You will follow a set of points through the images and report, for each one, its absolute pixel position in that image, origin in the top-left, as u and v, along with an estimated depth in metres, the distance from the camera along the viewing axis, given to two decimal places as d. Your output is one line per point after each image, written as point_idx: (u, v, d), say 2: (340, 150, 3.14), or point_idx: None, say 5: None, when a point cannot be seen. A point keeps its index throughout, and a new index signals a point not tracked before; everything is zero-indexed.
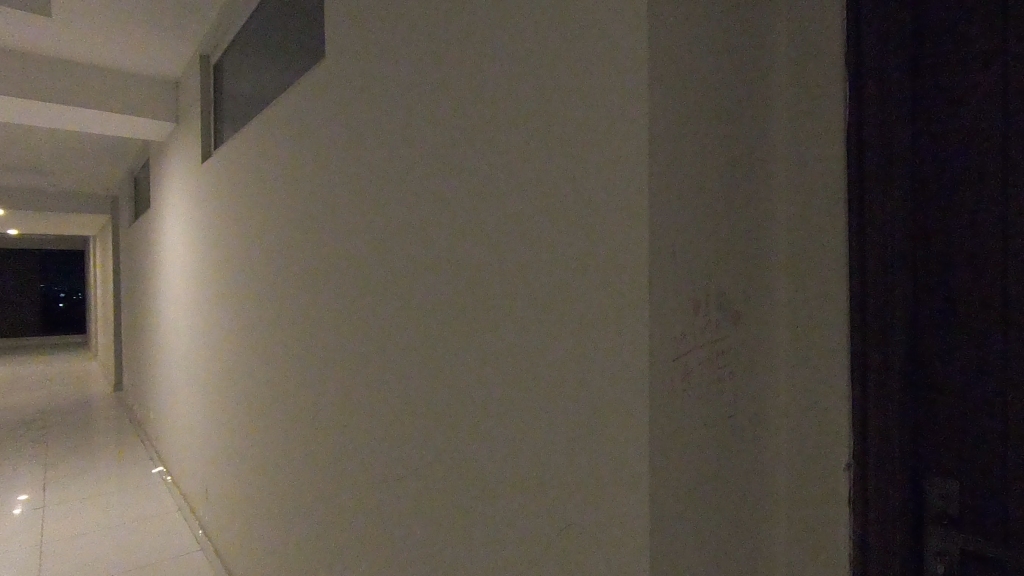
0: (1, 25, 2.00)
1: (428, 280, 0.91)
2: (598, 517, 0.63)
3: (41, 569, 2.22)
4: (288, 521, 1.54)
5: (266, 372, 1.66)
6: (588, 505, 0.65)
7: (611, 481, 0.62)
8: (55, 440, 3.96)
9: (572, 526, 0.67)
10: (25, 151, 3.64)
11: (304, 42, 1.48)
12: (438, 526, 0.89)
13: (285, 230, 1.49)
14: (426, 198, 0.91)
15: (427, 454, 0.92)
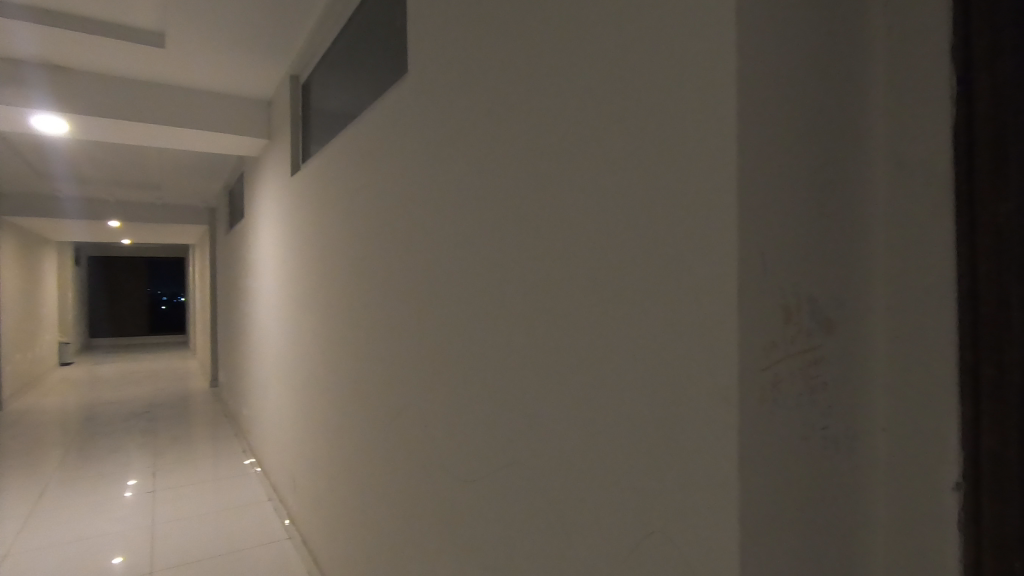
0: (119, 57, 2.27)
1: (510, 285, 0.94)
2: (682, 524, 0.63)
3: (153, 547, 2.47)
4: (371, 514, 1.63)
5: (353, 372, 1.77)
6: (671, 513, 0.65)
7: (696, 490, 0.62)
8: (163, 431, 4.37)
9: (655, 531, 0.67)
10: (141, 168, 4.06)
11: (387, 60, 1.57)
12: (518, 525, 0.92)
13: (371, 238, 1.58)
14: (507, 207, 0.94)
15: (509, 455, 0.95)
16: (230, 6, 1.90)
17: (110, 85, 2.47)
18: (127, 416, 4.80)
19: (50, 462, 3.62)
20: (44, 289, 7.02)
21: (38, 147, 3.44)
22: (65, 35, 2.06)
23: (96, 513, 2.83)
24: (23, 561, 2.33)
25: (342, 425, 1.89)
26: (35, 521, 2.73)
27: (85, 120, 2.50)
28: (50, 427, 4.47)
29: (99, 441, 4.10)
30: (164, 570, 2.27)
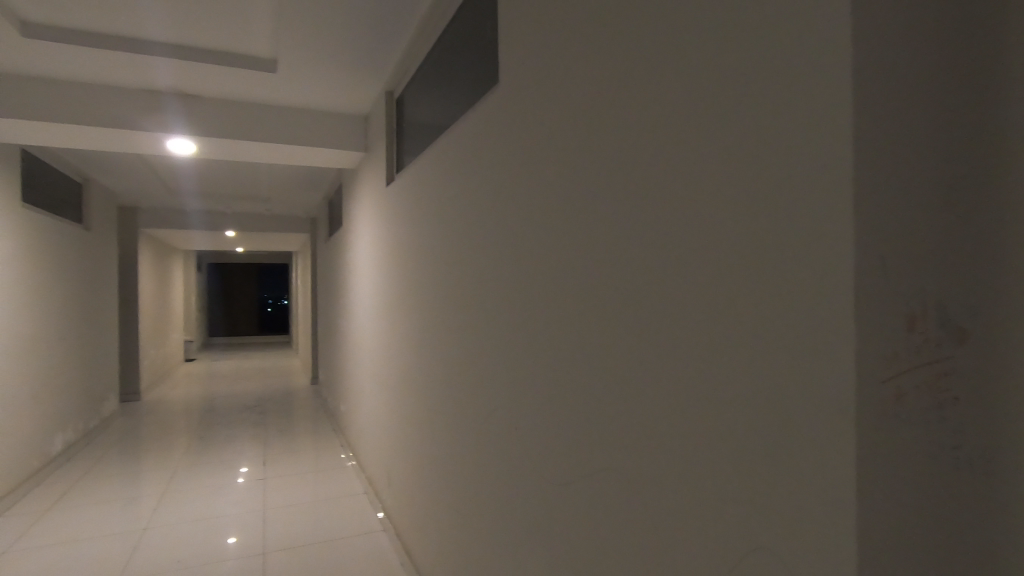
0: (238, 83, 2.50)
1: (606, 289, 0.94)
2: (788, 538, 0.61)
3: (265, 529, 2.69)
4: (465, 510, 1.69)
5: (447, 374, 1.84)
6: (777, 526, 0.62)
7: (804, 503, 0.59)
8: (271, 424, 4.75)
9: (759, 544, 0.65)
10: (253, 183, 4.45)
11: (478, 71, 1.63)
12: (612, 528, 0.92)
13: (466, 245, 1.64)
14: (604, 213, 0.95)
15: (604, 458, 0.95)
16: (335, 30, 2.05)
17: (232, 109, 2.74)
18: (242, 409, 5.27)
19: (180, 448, 4.06)
20: (174, 293, 7.88)
21: (171, 168, 3.88)
22: (195, 67, 2.32)
23: (217, 495, 3.14)
24: (159, 534, 2.64)
25: (437, 424, 1.97)
26: (169, 499, 3.08)
27: (212, 142, 2.79)
28: (179, 416, 5.01)
29: (219, 431, 4.53)
30: (274, 551, 2.47)
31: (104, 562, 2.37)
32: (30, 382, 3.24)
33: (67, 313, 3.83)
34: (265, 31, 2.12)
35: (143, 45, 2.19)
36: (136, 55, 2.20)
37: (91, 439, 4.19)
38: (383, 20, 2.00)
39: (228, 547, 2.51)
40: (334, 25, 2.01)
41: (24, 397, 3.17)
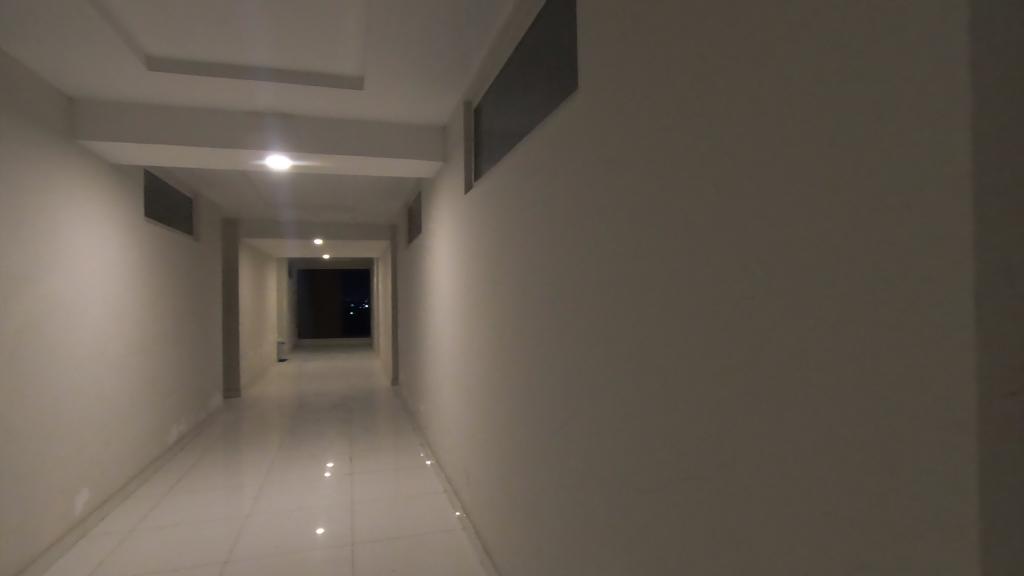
0: (327, 101, 2.67)
1: (698, 290, 0.93)
2: (895, 550, 0.58)
3: (352, 522, 2.84)
4: (547, 511, 1.71)
5: (529, 375, 1.88)
6: (881, 537, 0.60)
7: (914, 515, 0.56)
8: (356, 421, 5.01)
9: (861, 553, 0.62)
10: (340, 193, 4.71)
11: (556, 76, 1.65)
12: (702, 530, 0.91)
13: (549, 249, 1.67)
14: (696, 213, 0.93)
15: (697, 461, 0.93)
16: (419, 46, 2.15)
17: (322, 125, 2.92)
18: (330, 407, 5.59)
19: (276, 441, 4.36)
20: (269, 298, 8.50)
21: (268, 181, 4.19)
22: (291, 87, 2.50)
23: (309, 487, 3.35)
24: (259, 521, 2.86)
25: (518, 425, 2.01)
26: (267, 489, 3.33)
27: (306, 157, 2.99)
28: (274, 412, 5.39)
29: (309, 427, 4.83)
30: (361, 543, 2.60)
31: (213, 543, 2.61)
32: (150, 378, 3.60)
33: (181, 316, 4.23)
34: (354, 51, 2.26)
35: (247, 71, 2.39)
36: (242, 80, 2.41)
37: (200, 430, 4.61)
38: (465, 34, 2.07)
39: (318, 536, 2.68)
40: (418, 42, 2.11)
41: (147, 391, 3.54)
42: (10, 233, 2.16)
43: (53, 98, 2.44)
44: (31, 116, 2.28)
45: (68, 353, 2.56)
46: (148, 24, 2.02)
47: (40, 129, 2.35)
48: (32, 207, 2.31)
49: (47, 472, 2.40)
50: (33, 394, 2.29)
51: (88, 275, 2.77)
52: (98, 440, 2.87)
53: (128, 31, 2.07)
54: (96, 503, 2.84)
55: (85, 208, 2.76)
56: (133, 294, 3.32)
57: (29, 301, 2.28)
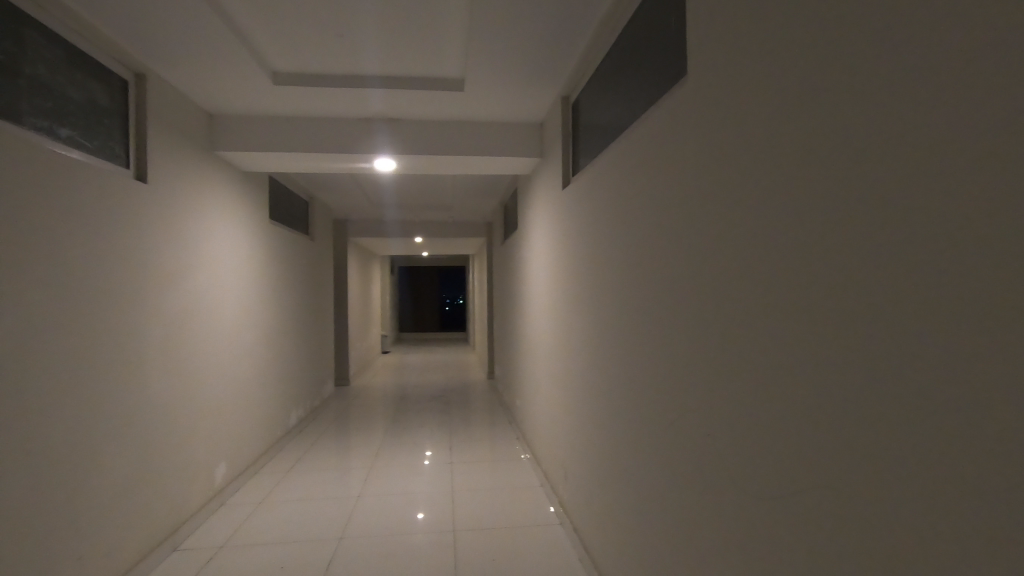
0: (428, 104, 2.78)
1: (820, 280, 0.86)
2: None
3: (452, 509, 2.96)
4: (647, 513, 1.66)
5: (626, 372, 1.85)
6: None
7: None
8: (454, 413, 5.18)
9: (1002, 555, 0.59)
10: (438, 192, 4.87)
11: (656, 67, 1.59)
12: (813, 524, 0.88)
13: (647, 244, 1.63)
14: (818, 196, 0.86)
15: (821, 466, 0.86)
16: (517, 48, 2.18)
17: (424, 128, 3.05)
18: (429, 399, 5.82)
19: (380, 429, 4.63)
20: (374, 294, 9.03)
21: (374, 183, 4.44)
22: (397, 94, 2.63)
23: (412, 474, 3.52)
24: (367, 503, 3.04)
25: (615, 423, 1.97)
26: (375, 473, 3.53)
27: (410, 159, 3.14)
28: (378, 401, 5.72)
29: (411, 416, 5.07)
30: (461, 530, 2.69)
31: (329, 520, 2.82)
32: (275, 365, 3.96)
33: (299, 310, 4.61)
34: (456, 54, 2.33)
35: (360, 79, 2.55)
36: (356, 89, 2.57)
37: (315, 415, 5.00)
38: (563, 31, 2.06)
39: (420, 521, 2.81)
40: (516, 42, 2.14)
41: (272, 378, 3.90)
42: (164, 236, 2.47)
43: (197, 116, 2.76)
44: (180, 133, 2.59)
45: (209, 341, 2.90)
46: (276, 44, 2.23)
47: (187, 143, 2.66)
48: (181, 212, 2.62)
49: (193, 446, 2.72)
50: (181, 377, 2.61)
51: (225, 272, 3.11)
52: (234, 420, 3.21)
53: (258, 50, 2.28)
54: (231, 476, 3.17)
55: (223, 212, 3.09)
56: (261, 289, 3.67)
57: (178, 296, 2.59)
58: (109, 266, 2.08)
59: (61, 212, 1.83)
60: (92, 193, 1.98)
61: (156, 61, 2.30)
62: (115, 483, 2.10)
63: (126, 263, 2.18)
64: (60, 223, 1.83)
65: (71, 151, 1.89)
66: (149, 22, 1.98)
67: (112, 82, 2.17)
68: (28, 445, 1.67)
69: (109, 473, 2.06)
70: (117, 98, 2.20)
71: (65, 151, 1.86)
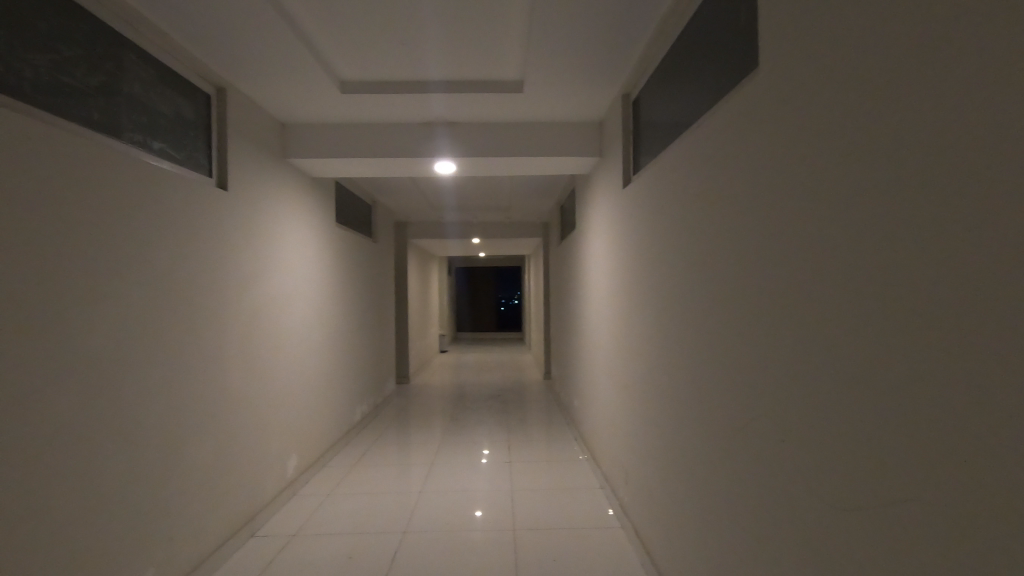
0: (488, 107, 2.81)
1: (907, 273, 0.80)
2: None
3: (512, 508, 2.98)
4: (712, 521, 1.60)
5: (689, 373, 1.80)
6: None
7: None
8: (512, 413, 5.20)
9: None
10: (496, 193, 4.90)
11: (722, 62, 1.54)
12: (892, 530, 0.85)
13: (712, 242, 1.59)
14: (908, 184, 0.80)
15: (907, 470, 0.81)
16: (576, 48, 2.18)
17: (482, 129, 3.08)
18: (486, 398, 5.88)
19: (439, 426, 4.72)
20: (433, 293, 9.20)
21: (433, 185, 4.52)
22: (458, 98, 2.68)
23: (471, 472, 3.56)
24: (428, 499, 3.11)
25: (677, 428, 1.92)
26: (435, 471, 3.61)
27: (470, 161, 3.18)
28: (437, 399, 5.84)
29: (469, 415, 5.14)
30: (520, 529, 2.70)
31: (392, 515, 2.90)
32: (341, 363, 4.12)
33: (363, 309, 4.77)
34: (517, 56, 2.35)
35: (423, 85, 2.61)
36: (420, 94, 2.64)
37: (378, 411, 5.16)
38: (623, 28, 2.04)
39: (479, 518, 2.84)
40: (576, 42, 2.13)
41: (338, 375, 4.06)
42: (242, 239, 2.62)
43: (271, 125, 2.91)
44: (256, 142, 2.75)
45: (282, 339, 3.05)
46: (343, 54, 2.32)
47: (262, 151, 2.82)
48: (257, 217, 2.77)
49: (267, 440, 2.87)
50: (257, 372, 2.76)
51: (296, 273, 3.27)
52: (304, 414, 3.37)
53: (327, 61, 2.39)
54: (302, 467, 3.32)
55: (294, 216, 3.25)
56: (328, 290, 3.82)
57: (254, 296, 2.74)
58: (193, 269, 2.22)
59: (153, 219, 1.98)
60: (179, 201, 2.13)
61: (235, 75, 2.44)
62: (198, 473, 2.24)
63: (209, 264, 2.34)
64: (152, 229, 1.98)
65: (162, 162, 2.05)
66: (229, 40, 2.11)
67: (196, 97, 2.33)
68: (124, 434, 1.82)
69: (194, 460, 2.21)
70: (201, 112, 2.36)
71: (157, 162, 2.02)
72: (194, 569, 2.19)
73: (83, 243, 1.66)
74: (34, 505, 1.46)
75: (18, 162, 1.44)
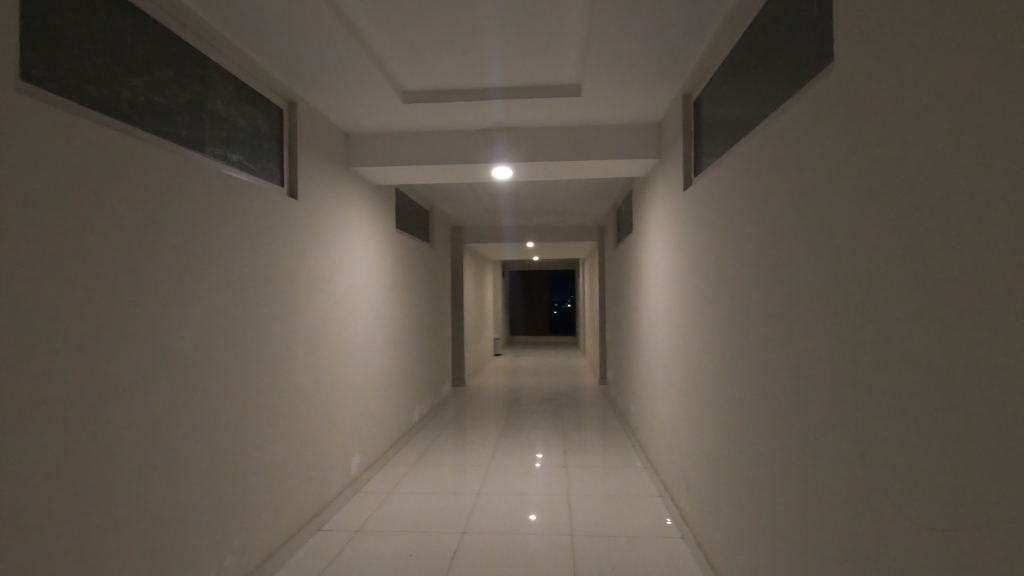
0: (546, 111, 2.83)
1: (1010, 281, 0.76)
2: None
3: (569, 512, 2.97)
4: (781, 534, 1.54)
5: (753, 381, 1.74)
6: None
7: None
8: (567, 417, 5.18)
9: None
10: (551, 197, 4.90)
11: (791, 59, 1.49)
12: (993, 552, 0.80)
13: (779, 246, 1.53)
14: (1012, 185, 0.76)
15: (1011, 489, 0.77)
16: (637, 50, 2.16)
17: (540, 134, 3.10)
18: (540, 401, 5.87)
19: (495, 429, 4.76)
20: (487, 297, 9.28)
21: (489, 190, 4.58)
22: (517, 104, 2.72)
23: (527, 475, 3.57)
24: (486, 500, 3.14)
25: (741, 437, 1.85)
26: (492, 473, 3.64)
27: (529, 166, 3.21)
28: (492, 402, 5.88)
29: (524, 418, 5.15)
30: (577, 535, 2.69)
31: (450, 515, 2.94)
32: (401, 364, 4.23)
33: (422, 312, 4.88)
34: (574, 61, 2.36)
35: (482, 92, 2.66)
36: (481, 102, 2.69)
37: (435, 413, 5.26)
38: (685, 29, 2.00)
39: (536, 522, 2.84)
40: (636, 45, 2.11)
41: (398, 376, 4.18)
42: (310, 245, 2.74)
43: (337, 136, 3.04)
44: (323, 152, 2.88)
45: (346, 340, 3.17)
46: (407, 65, 2.40)
47: (329, 161, 2.95)
48: (323, 224, 2.90)
49: (332, 438, 2.98)
50: (323, 373, 2.88)
51: (359, 277, 3.38)
52: (366, 413, 3.49)
53: (390, 71, 2.46)
54: (364, 465, 3.44)
55: (358, 222, 3.37)
56: (389, 293, 3.94)
57: (320, 299, 2.86)
58: (266, 274, 2.35)
59: (231, 228, 2.11)
60: (256, 210, 2.26)
61: (305, 89, 2.57)
62: (269, 468, 2.35)
63: (280, 269, 2.46)
64: (231, 236, 2.11)
65: (240, 173, 2.18)
66: (302, 57, 2.23)
67: (271, 111, 2.47)
68: (202, 429, 1.93)
69: (267, 455, 2.33)
70: (275, 125, 2.50)
71: (237, 174, 2.15)
72: (265, 559, 2.30)
73: (173, 251, 1.79)
74: (124, 492, 1.58)
75: (118, 175, 1.57)
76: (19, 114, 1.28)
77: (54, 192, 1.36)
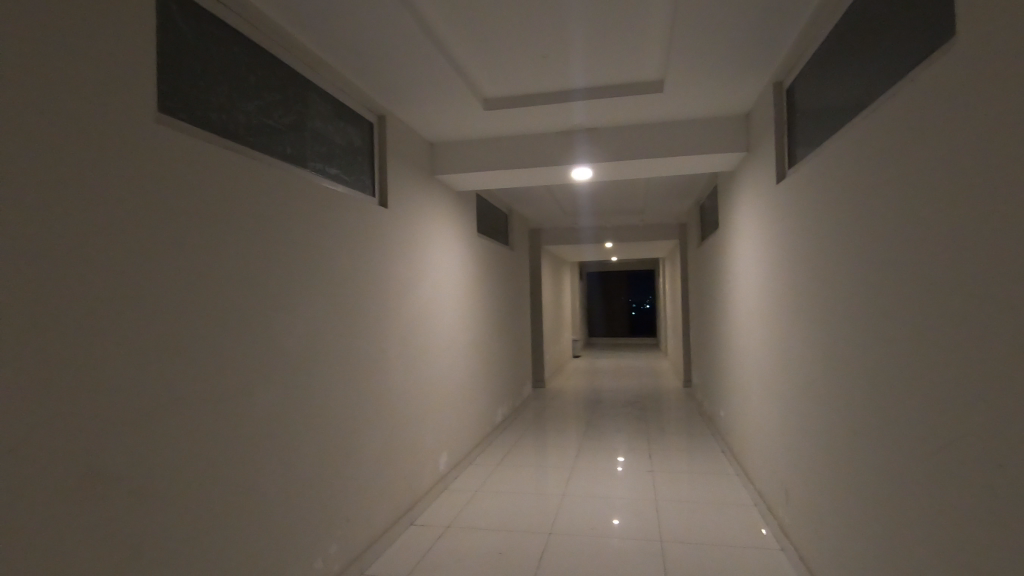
0: (626, 109, 2.79)
1: None
2: None
3: (656, 517, 2.91)
4: (886, 549, 1.45)
5: (855, 385, 1.64)
6: None
7: None
8: (650, 420, 5.07)
9: None
10: (631, 196, 4.82)
11: (897, 40, 1.39)
12: None
13: (883, 243, 1.43)
14: None
15: None
16: (723, 40, 2.09)
17: (620, 133, 3.06)
18: (622, 404, 5.79)
19: (577, 431, 4.75)
20: (566, 299, 9.25)
21: (568, 192, 4.58)
22: (596, 104, 2.71)
23: (612, 478, 3.54)
24: (571, 502, 3.15)
25: (844, 444, 1.72)
26: (575, 476, 3.61)
27: (610, 166, 3.18)
28: (573, 404, 5.87)
29: (606, 420, 5.10)
30: (666, 540, 2.64)
31: (535, 517, 2.95)
32: (484, 366, 4.33)
33: (503, 314, 4.96)
34: (655, 57, 2.32)
35: (560, 96, 2.68)
36: (563, 103, 2.69)
37: (517, 413, 5.33)
38: (777, 13, 1.90)
39: (623, 525, 2.82)
40: (723, 34, 2.03)
41: (482, 377, 4.27)
42: (399, 252, 2.87)
43: (422, 146, 3.17)
44: (410, 163, 3.00)
45: (433, 341, 3.28)
46: (487, 75, 2.47)
47: (415, 170, 3.08)
48: (410, 230, 3.01)
49: (421, 437, 3.08)
50: (413, 373, 3.01)
51: (444, 281, 3.50)
52: (453, 412, 3.61)
53: (470, 80, 2.51)
54: (452, 463, 3.55)
55: (442, 228, 3.48)
56: (472, 297, 4.02)
57: (409, 303, 2.98)
58: (359, 280, 2.47)
59: (327, 237, 2.24)
60: (351, 219, 2.41)
61: (393, 103, 2.69)
62: (365, 464, 2.48)
63: (373, 275, 2.60)
64: (330, 245, 2.26)
65: (337, 185, 2.32)
66: (391, 73, 2.35)
67: (362, 126, 2.60)
68: (304, 427, 2.06)
69: (364, 450, 2.47)
70: (366, 139, 2.64)
71: (334, 187, 2.29)
72: (364, 548, 2.45)
73: (281, 261, 1.95)
74: (237, 485, 1.71)
75: (231, 192, 1.71)
76: (150, 141, 1.43)
77: (178, 211, 1.51)
